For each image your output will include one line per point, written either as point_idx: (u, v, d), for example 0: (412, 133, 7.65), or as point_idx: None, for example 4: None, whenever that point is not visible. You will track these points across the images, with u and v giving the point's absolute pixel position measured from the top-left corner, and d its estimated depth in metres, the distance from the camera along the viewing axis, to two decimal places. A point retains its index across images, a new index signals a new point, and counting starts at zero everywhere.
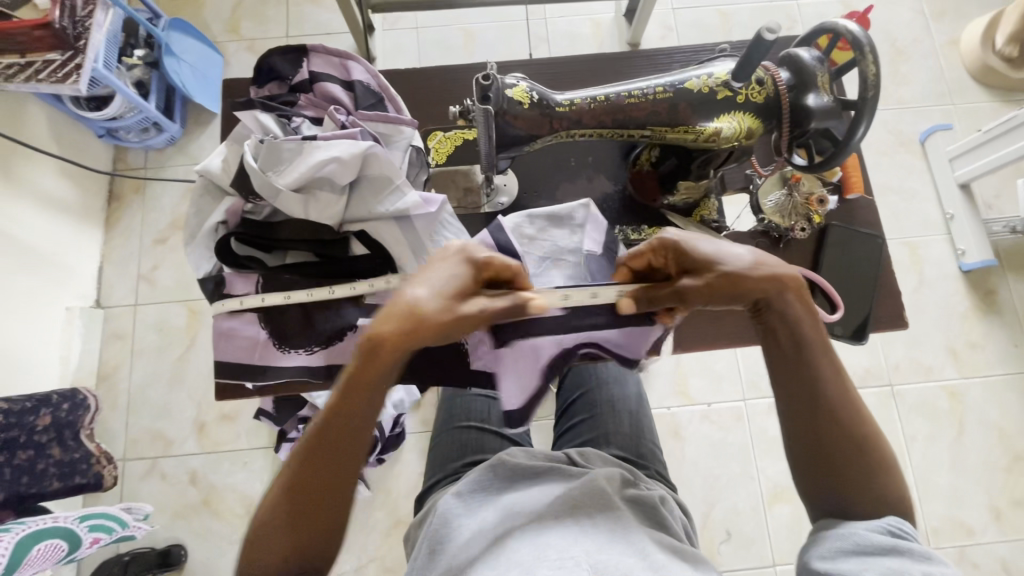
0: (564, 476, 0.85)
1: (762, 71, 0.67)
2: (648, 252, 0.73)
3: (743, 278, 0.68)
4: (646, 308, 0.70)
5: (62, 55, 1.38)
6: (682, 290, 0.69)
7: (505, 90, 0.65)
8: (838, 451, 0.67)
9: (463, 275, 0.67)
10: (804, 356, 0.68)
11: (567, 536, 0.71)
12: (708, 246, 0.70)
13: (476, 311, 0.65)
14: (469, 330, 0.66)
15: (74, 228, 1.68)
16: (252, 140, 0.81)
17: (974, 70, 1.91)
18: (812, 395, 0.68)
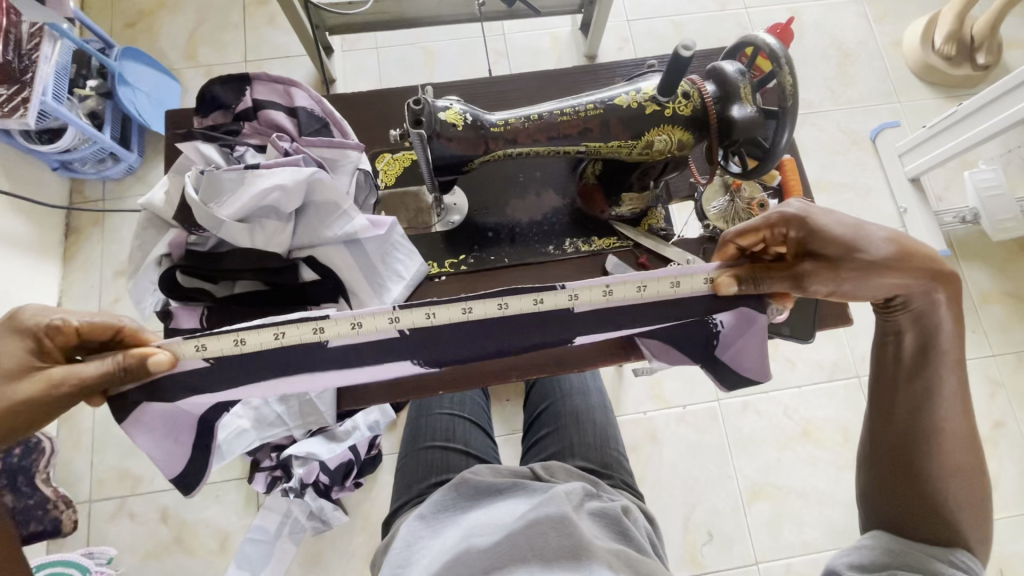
0: (528, 492, 0.84)
1: (688, 85, 0.69)
2: (764, 228, 0.70)
3: (880, 274, 0.65)
4: (751, 288, 0.69)
5: (8, 89, 1.36)
6: (799, 272, 0.67)
7: (438, 113, 0.66)
8: (925, 466, 0.67)
9: (21, 353, 0.61)
10: (925, 366, 0.67)
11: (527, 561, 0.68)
12: (841, 230, 0.67)
13: (32, 392, 0.60)
14: (42, 410, 0.61)
15: (29, 264, 1.64)
16: (193, 172, 0.81)
17: (917, 69, 1.99)
18: (925, 405, 0.67)
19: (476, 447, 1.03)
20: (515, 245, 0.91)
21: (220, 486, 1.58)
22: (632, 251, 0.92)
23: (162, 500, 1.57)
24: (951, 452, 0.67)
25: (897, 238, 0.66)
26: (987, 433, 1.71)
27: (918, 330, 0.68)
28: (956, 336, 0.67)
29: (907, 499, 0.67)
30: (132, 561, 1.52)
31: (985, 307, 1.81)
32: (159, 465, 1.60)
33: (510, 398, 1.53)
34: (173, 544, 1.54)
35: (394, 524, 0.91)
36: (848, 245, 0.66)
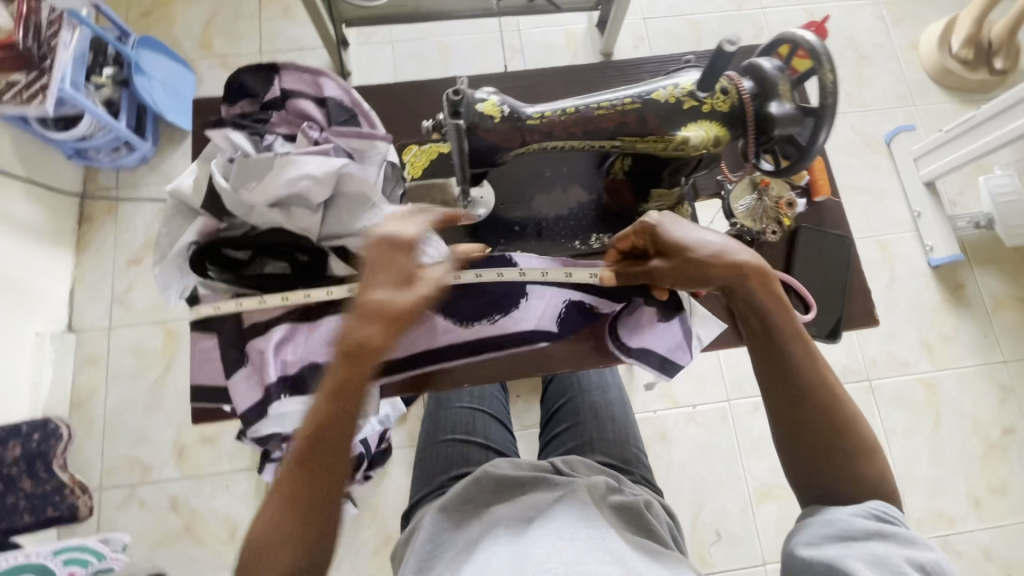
0: (552, 486, 0.83)
1: (726, 80, 0.69)
2: (631, 235, 0.80)
3: (707, 264, 0.72)
4: (625, 279, 0.83)
5: (27, 76, 1.36)
6: (649, 270, 0.78)
7: (475, 105, 0.66)
8: (817, 432, 0.67)
9: (399, 262, 0.71)
10: (775, 340, 0.70)
11: (557, 553, 0.68)
12: (680, 230, 0.75)
13: (431, 285, 0.72)
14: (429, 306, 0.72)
15: (43, 251, 1.64)
16: (220, 161, 0.82)
17: (934, 73, 1.98)
18: (789, 376, 0.69)
19: (496, 441, 1.03)
20: (540, 240, 0.92)
21: (231, 476, 1.59)
22: None
23: (173, 488, 1.58)
24: (833, 414, 0.67)
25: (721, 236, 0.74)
26: (997, 438, 1.70)
27: (753, 312, 0.72)
28: (781, 308, 0.71)
29: (812, 467, 0.67)
30: (142, 549, 1.53)
31: (998, 312, 1.81)
32: (170, 454, 1.61)
33: (522, 394, 1.53)
34: (183, 532, 1.55)
35: (415, 515, 0.91)
36: (680, 246, 0.74)
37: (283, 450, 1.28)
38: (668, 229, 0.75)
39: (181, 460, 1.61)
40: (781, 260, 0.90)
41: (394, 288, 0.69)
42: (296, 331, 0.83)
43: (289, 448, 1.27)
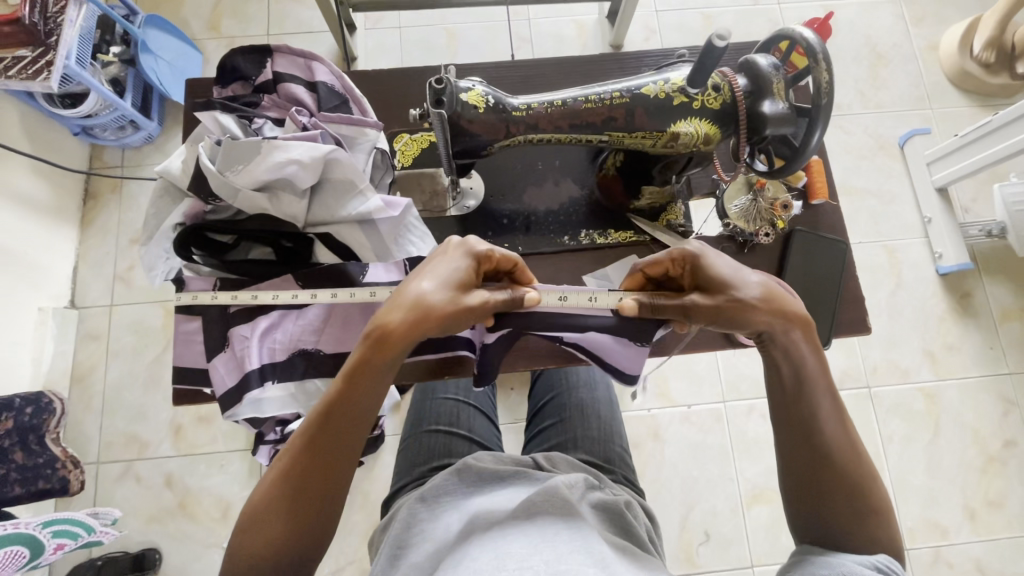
0: (532, 483, 0.84)
1: (719, 77, 0.67)
2: (667, 262, 0.73)
3: (751, 310, 0.66)
4: (649, 315, 0.72)
5: (32, 51, 1.36)
6: (685, 304, 0.69)
7: (460, 94, 0.64)
8: (836, 490, 0.65)
9: (465, 268, 0.69)
10: (805, 393, 0.67)
11: (530, 543, 0.67)
12: (724, 268, 0.69)
13: (481, 302, 0.68)
14: (474, 320, 0.68)
15: (48, 227, 1.66)
16: (208, 142, 0.79)
17: (952, 75, 1.93)
18: (814, 431, 0.67)
19: (479, 433, 1.03)
20: (530, 234, 0.90)
21: (225, 456, 1.61)
22: (649, 246, 0.90)
23: (167, 466, 1.60)
24: (853, 476, 0.65)
25: (766, 282, 0.69)
26: (996, 451, 1.68)
27: (789, 363, 0.68)
28: (819, 361, 0.68)
29: (824, 522, 0.66)
30: (136, 524, 1.56)
31: (1005, 324, 1.77)
32: (166, 431, 1.63)
33: (515, 387, 1.52)
34: (176, 509, 1.57)
35: (394, 504, 0.91)
36: (728, 283, 0.68)
37: (274, 433, 1.29)
38: (717, 263, 0.69)
39: (177, 439, 1.62)
40: (774, 263, 0.89)
41: (437, 287, 0.67)
42: (279, 317, 0.83)
43: (279, 431, 1.28)
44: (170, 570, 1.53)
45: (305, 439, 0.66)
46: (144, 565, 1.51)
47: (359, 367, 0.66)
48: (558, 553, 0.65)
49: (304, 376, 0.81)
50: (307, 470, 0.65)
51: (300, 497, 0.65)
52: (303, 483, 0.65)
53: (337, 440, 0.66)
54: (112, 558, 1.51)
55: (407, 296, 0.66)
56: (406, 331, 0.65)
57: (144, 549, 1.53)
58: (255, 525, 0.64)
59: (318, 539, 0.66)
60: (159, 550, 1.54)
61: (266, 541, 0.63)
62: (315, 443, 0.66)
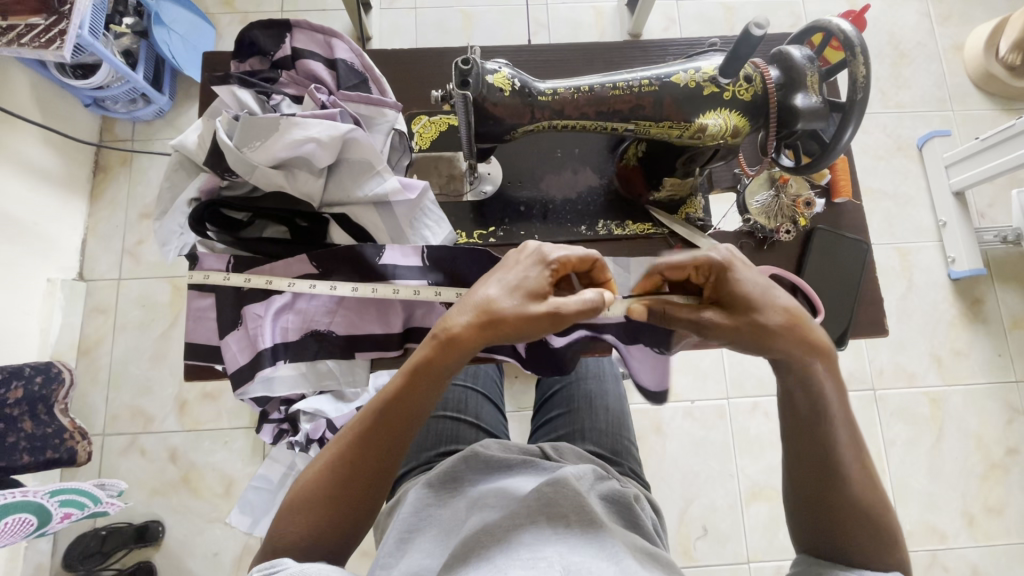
0: (538, 472, 0.84)
1: (751, 68, 0.65)
2: (692, 268, 0.71)
3: (768, 332, 0.66)
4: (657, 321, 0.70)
5: (46, 19, 1.34)
6: (701, 321, 0.67)
7: (485, 76, 0.63)
8: (846, 512, 0.65)
9: (538, 276, 0.67)
10: (820, 422, 0.67)
11: (543, 534, 0.68)
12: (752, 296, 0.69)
13: (551, 314, 0.64)
14: (540, 330, 0.65)
15: (57, 198, 1.65)
16: (225, 117, 0.78)
17: (976, 77, 1.89)
18: (830, 452, 0.66)
19: (486, 421, 1.03)
20: (547, 222, 0.89)
21: (229, 432, 1.62)
22: (666, 239, 0.89)
23: (172, 440, 1.61)
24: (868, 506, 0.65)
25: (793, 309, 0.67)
26: (998, 458, 1.67)
27: (804, 391, 0.67)
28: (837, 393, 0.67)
29: (831, 545, 0.66)
30: (141, 496, 1.57)
31: (1015, 331, 1.75)
32: (171, 406, 1.64)
33: (520, 376, 1.52)
34: (180, 483, 1.59)
35: (401, 488, 0.91)
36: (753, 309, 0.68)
37: (280, 412, 1.32)
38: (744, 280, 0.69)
39: (182, 414, 1.63)
40: (793, 261, 0.87)
41: (509, 290, 0.66)
42: (290, 298, 0.82)
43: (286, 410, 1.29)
44: (173, 542, 1.55)
45: (359, 429, 0.67)
46: (147, 537, 1.53)
47: (420, 365, 0.66)
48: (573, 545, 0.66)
49: (316, 356, 0.81)
50: (356, 461, 0.66)
51: (343, 484, 0.66)
52: (350, 472, 0.66)
53: (386, 436, 0.66)
54: (116, 528, 1.53)
55: (475, 299, 0.66)
56: (471, 336, 0.65)
57: (148, 521, 1.55)
58: (300, 506, 0.65)
59: (355, 527, 0.67)
60: (162, 522, 1.56)
61: (307, 524, 0.65)
62: (366, 435, 0.67)
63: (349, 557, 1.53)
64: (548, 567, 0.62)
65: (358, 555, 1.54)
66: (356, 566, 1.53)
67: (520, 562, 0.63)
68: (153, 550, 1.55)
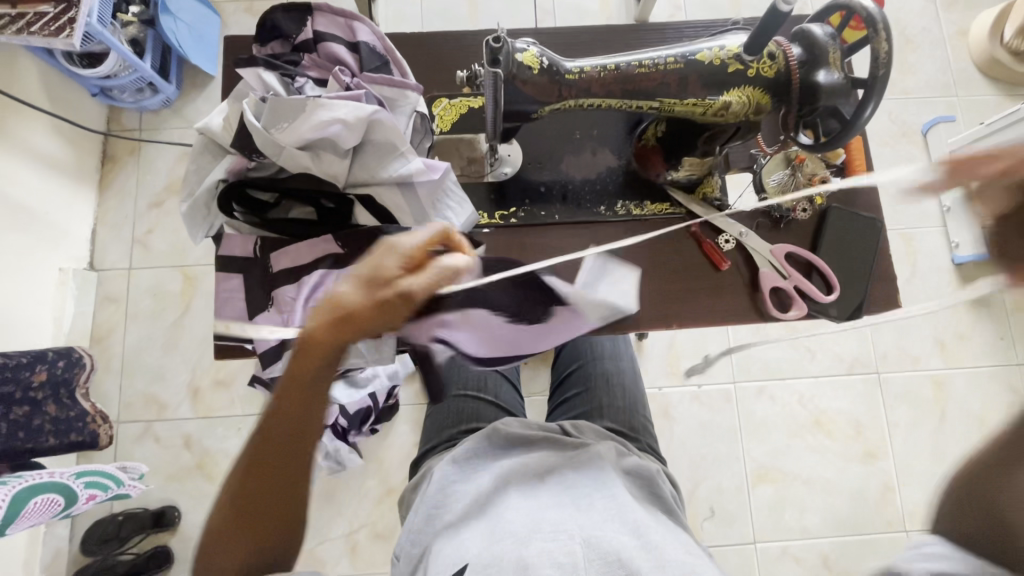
0: (562, 444, 0.86)
1: (774, 46, 0.66)
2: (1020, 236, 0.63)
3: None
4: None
5: (55, 7, 1.34)
6: None
7: (515, 54, 0.64)
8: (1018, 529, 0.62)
9: (381, 267, 0.64)
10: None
11: (566, 509, 0.72)
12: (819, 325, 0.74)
13: (402, 299, 0.64)
14: (396, 313, 0.65)
15: (67, 188, 1.66)
16: (252, 98, 0.79)
17: (981, 62, 1.90)
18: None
19: (504, 400, 1.05)
20: (566, 203, 0.91)
21: (242, 419, 1.64)
22: (684, 219, 0.91)
23: (186, 427, 1.64)
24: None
25: None
26: None
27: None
28: None
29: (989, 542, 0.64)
30: (156, 481, 1.60)
31: (1017, 315, 1.78)
32: (185, 394, 1.66)
33: (531, 361, 1.54)
34: (195, 469, 1.61)
35: (424, 465, 0.94)
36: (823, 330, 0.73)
37: None
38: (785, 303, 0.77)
39: (196, 401, 1.65)
40: (808, 239, 0.89)
41: (354, 284, 0.64)
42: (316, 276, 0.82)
43: None
44: (189, 527, 1.58)
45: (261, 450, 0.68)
46: (165, 521, 1.56)
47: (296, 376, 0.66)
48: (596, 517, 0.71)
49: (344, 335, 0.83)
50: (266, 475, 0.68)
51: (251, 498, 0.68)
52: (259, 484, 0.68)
53: (283, 449, 0.68)
54: (133, 513, 1.55)
55: (324, 304, 0.64)
56: (333, 340, 0.64)
57: (164, 506, 1.58)
58: (226, 530, 0.68)
59: (289, 532, 0.72)
60: (179, 507, 1.58)
61: (242, 542, 0.69)
62: (263, 456, 0.68)
63: (362, 540, 1.57)
64: (568, 539, 0.67)
65: (372, 537, 1.57)
66: (371, 548, 1.56)
67: (541, 535, 0.67)
68: (170, 535, 1.58)
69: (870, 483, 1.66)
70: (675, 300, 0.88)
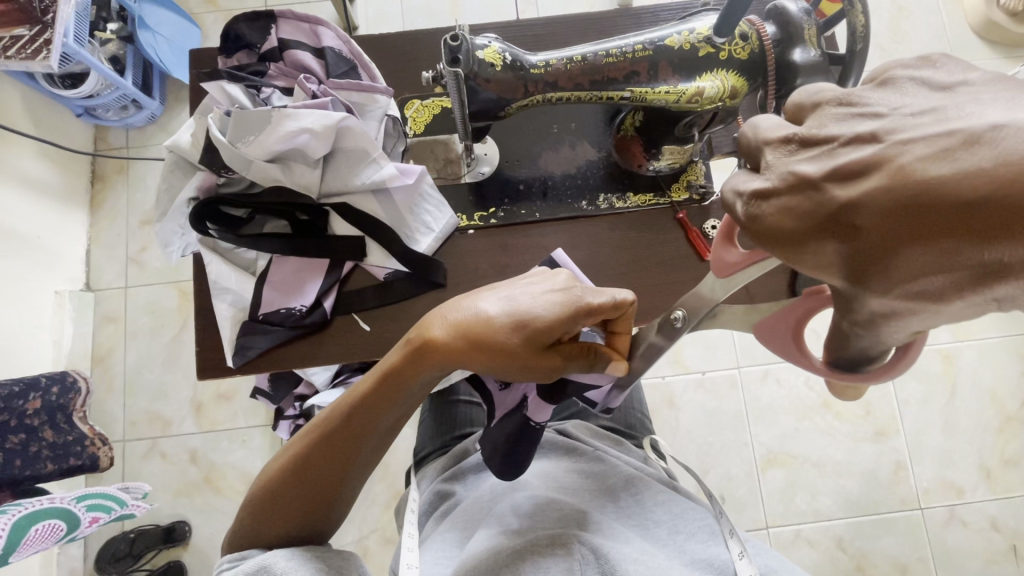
0: (547, 465, 0.84)
1: (747, 25, 0.64)
2: None
3: None
4: None
5: (29, 30, 1.32)
6: None
7: (476, 52, 0.63)
8: None
9: None
10: None
11: (561, 526, 0.69)
12: (941, 74, 0.35)
13: None
14: None
15: (57, 211, 1.65)
16: (216, 113, 0.77)
17: (977, 26, 1.69)
18: None
19: None
20: (547, 200, 0.88)
21: (246, 431, 1.63)
22: (670, 208, 0.88)
23: (193, 441, 1.63)
24: None
25: None
26: (1015, 411, 1.62)
27: None
28: None
29: None
30: (165, 498, 1.59)
31: None
32: (188, 409, 1.65)
33: None
34: (202, 483, 1.60)
35: (417, 477, 0.95)
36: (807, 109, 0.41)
37: (295, 408, 1.36)
38: (761, 133, 0.41)
39: (200, 415, 1.65)
40: None
41: None
42: (294, 296, 0.82)
43: (299, 406, 1.37)
44: (199, 542, 1.57)
45: (309, 439, 0.67)
46: (174, 537, 1.55)
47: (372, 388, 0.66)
48: (599, 531, 0.69)
49: (323, 354, 0.83)
50: (311, 459, 0.67)
51: (305, 477, 0.67)
52: (310, 469, 0.67)
53: None
54: (145, 530, 1.55)
55: None
56: None
57: (174, 521, 1.57)
58: (308, 469, 0.67)
59: (329, 458, 0.67)
60: (188, 522, 1.58)
61: (276, 517, 0.68)
62: None
63: (373, 545, 1.51)
64: (566, 556, 0.63)
65: (380, 543, 1.52)
66: (380, 555, 1.51)
67: (539, 549, 0.64)
68: (181, 550, 1.57)
69: (882, 463, 1.59)
70: (663, 297, 0.85)
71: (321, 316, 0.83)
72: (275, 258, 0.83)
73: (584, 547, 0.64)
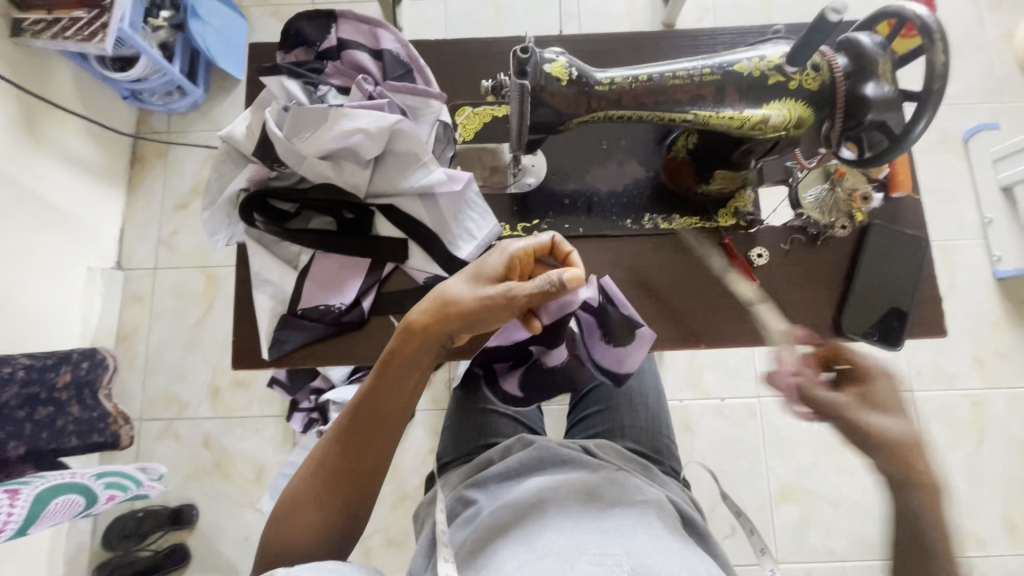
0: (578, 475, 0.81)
1: (819, 56, 0.63)
2: None
3: None
4: None
5: (88, 12, 1.35)
6: None
7: (543, 65, 0.63)
8: None
9: None
10: None
11: (605, 536, 0.66)
12: None
13: None
14: None
15: (96, 189, 1.68)
16: (275, 107, 0.79)
17: None
18: None
19: (524, 415, 1.03)
20: (592, 215, 0.88)
21: (260, 420, 1.64)
22: (716, 233, 0.87)
23: (206, 426, 1.64)
24: None
25: None
26: None
27: None
28: None
29: None
30: (175, 480, 1.60)
31: None
32: (205, 394, 1.67)
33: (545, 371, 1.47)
34: (213, 469, 1.61)
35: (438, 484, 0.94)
36: None
37: (311, 401, 1.37)
38: None
39: (216, 401, 1.66)
40: (846, 258, 0.86)
41: None
42: (334, 293, 0.83)
43: (316, 400, 1.37)
44: (205, 526, 1.58)
45: (332, 445, 0.69)
46: (181, 520, 1.56)
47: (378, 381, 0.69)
48: (642, 541, 0.66)
49: (357, 353, 0.83)
50: (334, 463, 0.68)
51: (329, 485, 0.67)
52: (332, 474, 0.68)
53: None
54: (153, 511, 1.56)
55: None
56: None
57: (182, 504, 1.58)
58: (330, 473, 0.68)
59: (350, 458, 0.68)
60: (196, 506, 1.59)
61: (300, 527, 0.66)
62: None
63: (377, 545, 1.50)
64: (616, 566, 0.61)
65: (384, 545, 1.51)
66: (384, 557, 1.50)
67: (587, 557, 0.62)
68: (187, 533, 1.58)
69: None
70: (702, 322, 0.84)
71: (358, 317, 0.83)
72: (317, 254, 0.83)
73: (632, 560, 0.62)
